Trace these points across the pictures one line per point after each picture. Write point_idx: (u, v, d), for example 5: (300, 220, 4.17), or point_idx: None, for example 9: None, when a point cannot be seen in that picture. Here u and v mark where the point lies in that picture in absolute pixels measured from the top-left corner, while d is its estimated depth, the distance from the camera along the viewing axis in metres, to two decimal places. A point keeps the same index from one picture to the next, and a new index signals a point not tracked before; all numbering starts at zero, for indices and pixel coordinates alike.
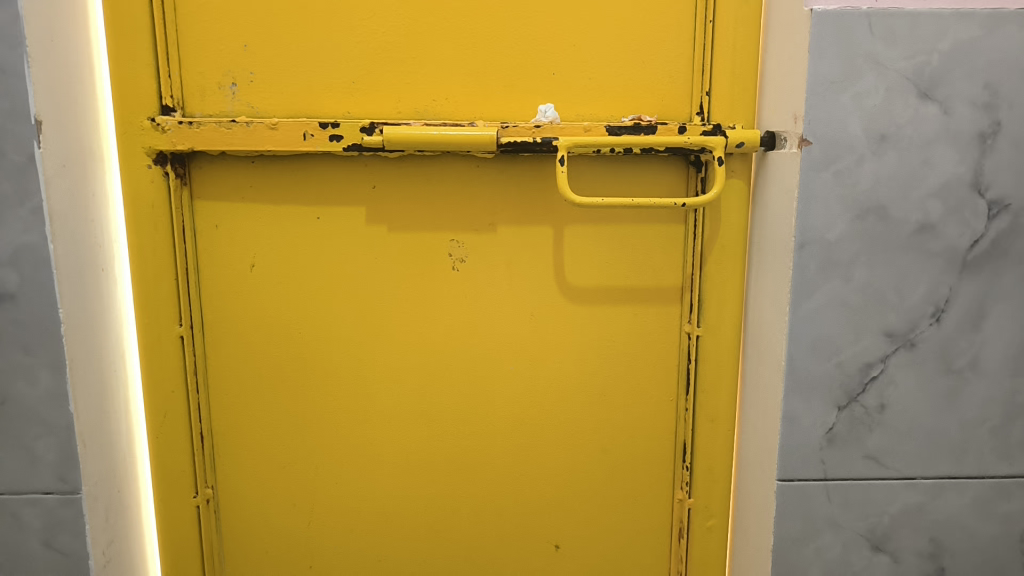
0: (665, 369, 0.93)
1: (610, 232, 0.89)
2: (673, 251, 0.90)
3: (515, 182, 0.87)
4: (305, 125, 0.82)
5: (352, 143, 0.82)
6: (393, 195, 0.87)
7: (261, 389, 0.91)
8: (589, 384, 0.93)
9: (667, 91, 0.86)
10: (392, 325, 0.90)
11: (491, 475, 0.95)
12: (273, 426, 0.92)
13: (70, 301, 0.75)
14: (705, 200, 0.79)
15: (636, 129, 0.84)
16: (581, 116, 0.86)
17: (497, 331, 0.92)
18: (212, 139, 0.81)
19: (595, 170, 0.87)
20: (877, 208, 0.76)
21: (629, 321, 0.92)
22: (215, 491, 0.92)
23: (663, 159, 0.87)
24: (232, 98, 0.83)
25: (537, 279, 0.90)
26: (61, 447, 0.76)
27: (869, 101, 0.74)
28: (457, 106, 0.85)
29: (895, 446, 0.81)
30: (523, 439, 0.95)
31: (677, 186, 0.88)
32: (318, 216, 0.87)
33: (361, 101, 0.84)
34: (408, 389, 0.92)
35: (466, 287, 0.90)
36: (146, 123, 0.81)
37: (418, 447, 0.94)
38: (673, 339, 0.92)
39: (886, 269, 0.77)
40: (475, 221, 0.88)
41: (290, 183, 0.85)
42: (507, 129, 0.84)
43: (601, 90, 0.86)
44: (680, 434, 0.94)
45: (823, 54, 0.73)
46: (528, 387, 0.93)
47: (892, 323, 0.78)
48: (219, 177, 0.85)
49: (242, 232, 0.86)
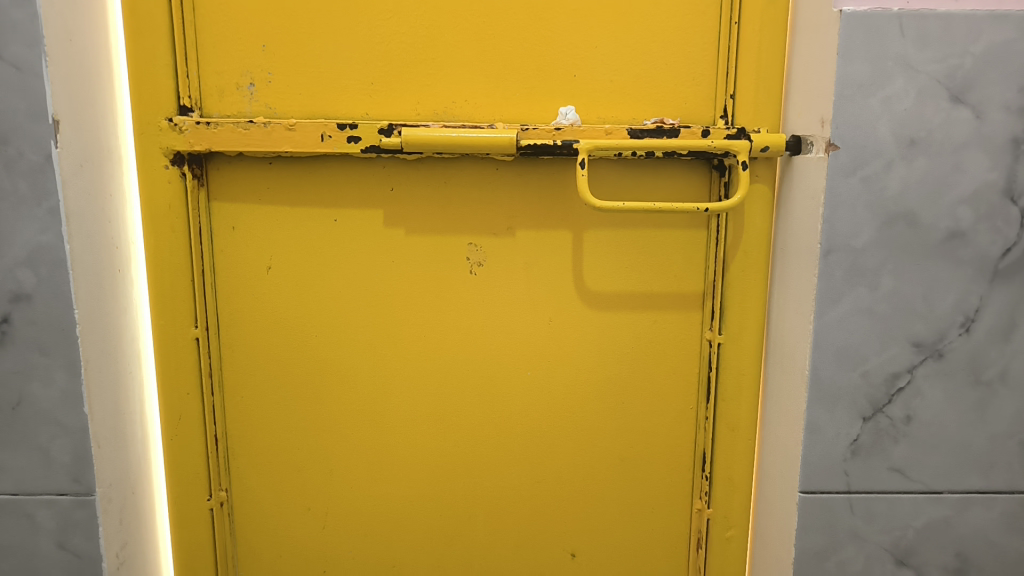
0: (685, 377, 0.92)
1: (631, 237, 0.88)
2: (695, 256, 0.88)
3: (534, 185, 0.86)
4: (323, 126, 0.80)
5: (370, 145, 0.81)
6: (411, 198, 0.86)
7: (276, 391, 0.90)
8: (607, 390, 0.92)
9: (690, 94, 0.85)
10: (408, 328, 0.90)
11: (506, 481, 0.94)
12: (288, 429, 0.91)
13: (86, 301, 0.75)
14: (728, 205, 0.77)
15: (659, 132, 0.83)
16: (603, 118, 0.85)
17: (515, 336, 0.90)
18: (230, 140, 0.81)
19: (617, 174, 0.86)
20: (906, 215, 0.74)
21: (649, 328, 0.90)
22: (229, 494, 0.92)
23: (685, 163, 0.86)
24: (250, 98, 0.82)
25: (556, 283, 0.89)
26: (76, 448, 0.76)
27: (899, 105, 0.72)
28: (476, 108, 0.84)
29: (922, 458, 0.79)
30: (539, 445, 0.94)
31: (699, 191, 0.87)
32: (335, 219, 0.86)
33: (379, 102, 0.83)
34: (423, 394, 0.91)
35: (484, 291, 0.89)
36: (164, 123, 0.81)
37: (433, 452, 0.93)
38: (693, 346, 0.91)
39: (914, 277, 0.75)
40: (494, 225, 0.87)
41: (308, 185, 0.85)
42: (526, 132, 0.82)
43: (623, 92, 0.84)
44: (700, 443, 0.93)
45: (852, 57, 0.71)
46: (545, 393, 0.92)
47: (920, 333, 0.76)
48: (236, 178, 0.84)
49: (259, 234, 0.86)
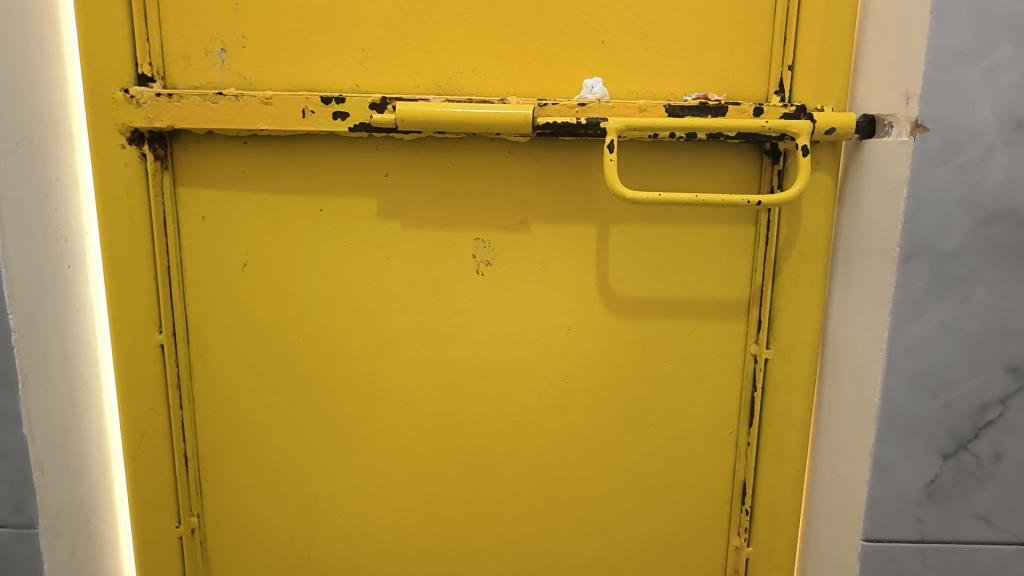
0: (724, 396, 0.79)
1: (665, 233, 0.75)
2: (740, 257, 0.75)
3: (552, 173, 0.73)
4: (305, 100, 0.68)
5: (359, 122, 0.69)
6: (409, 185, 0.74)
7: (254, 405, 0.79)
8: (634, 410, 0.80)
9: (740, 65, 0.71)
10: (405, 335, 0.78)
11: (516, 510, 0.83)
12: (269, 450, 0.80)
13: (23, 305, 0.63)
14: (785, 198, 0.64)
15: (703, 110, 0.69)
16: (636, 94, 0.72)
17: (528, 348, 0.78)
18: (196, 115, 0.68)
19: (650, 159, 0.73)
20: (1008, 213, 0.60)
21: (684, 340, 0.78)
22: (202, 519, 0.81)
23: (732, 146, 0.72)
24: (221, 67, 0.70)
25: (577, 287, 0.77)
26: (14, 474, 0.65)
27: (1005, 79, 0.58)
28: (485, 80, 0.71)
29: (1011, 504, 0.66)
30: (554, 471, 0.82)
31: (748, 181, 0.73)
32: (321, 208, 0.74)
33: (372, 72, 0.71)
34: (422, 411, 0.80)
35: (493, 295, 0.77)
36: (118, 94, 0.68)
37: (434, 476, 0.82)
38: (735, 361, 0.78)
39: (1012, 289, 0.61)
40: (505, 217, 0.75)
41: (290, 170, 0.73)
42: (544, 108, 0.69)
43: (660, 62, 0.71)
44: (740, 473, 0.81)
45: (949, 16, 0.57)
46: (562, 412, 0.80)
47: (1017, 356, 0.63)
48: (206, 161, 0.72)
49: (233, 225, 0.74)
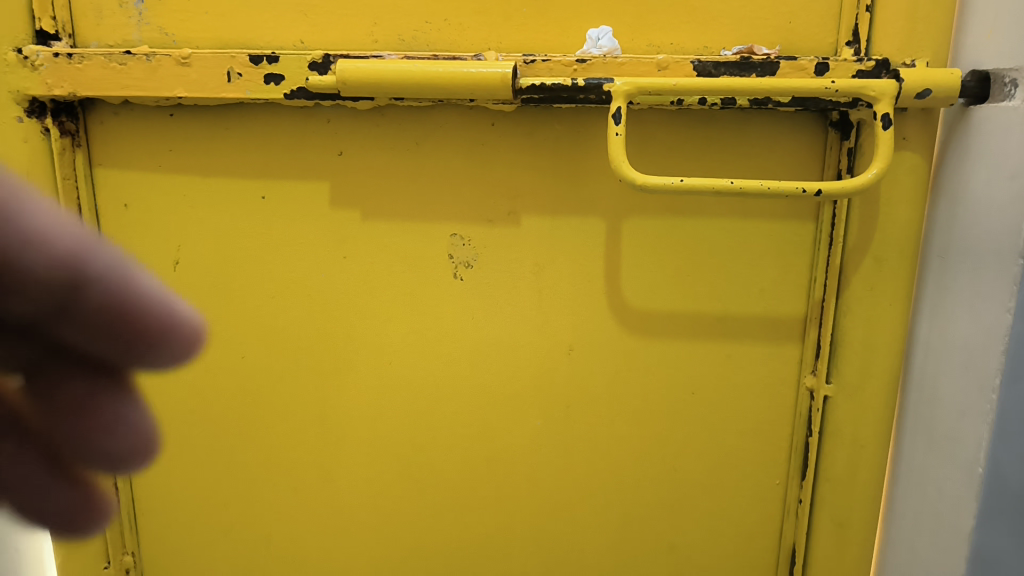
0: (770, 440, 0.62)
1: (694, 230, 0.58)
2: (794, 263, 0.57)
3: (548, 154, 0.57)
4: (230, 59, 0.54)
5: (297, 87, 0.54)
6: (368, 167, 0.59)
7: (194, 432, 0.66)
8: (653, 453, 0.64)
9: (800, 7, 0.53)
10: (368, 351, 0.64)
11: (506, 565, 0.68)
12: (213, 480, 0.68)
13: None
14: (853, 185, 0.47)
15: (745, 67, 0.51)
16: (658, 47, 0.55)
17: (518, 371, 0.63)
18: (102, 79, 0.55)
19: (675, 135, 0.56)
20: None
21: (718, 367, 0.61)
22: (137, 558, 0.69)
23: (786, 116, 0.55)
24: (138, 20, 0.57)
25: (580, 297, 0.61)
26: None
27: None
28: (460, 32, 0.56)
29: None
30: (552, 522, 0.67)
31: (806, 164, 0.55)
32: (264, 195, 0.60)
33: (319, 24, 0.56)
34: (390, 444, 0.66)
35: (476, 305, 0.62)
36: (9, 55, 0.55)
37: (407, 522, 0.68)
38: (784, 396, 0.61)
39: None
40: (489, 208, 0.59)
41: (225, 147, 0.59)
42: (532, 65, 0.53)
43: (690, 6, 0.54)
44: (789, 537, 0.63)
45: None
46: (561, 452, 0.65)
47: None
48: (127, 137, 0.60)
49: (161, 215, 0.61)
